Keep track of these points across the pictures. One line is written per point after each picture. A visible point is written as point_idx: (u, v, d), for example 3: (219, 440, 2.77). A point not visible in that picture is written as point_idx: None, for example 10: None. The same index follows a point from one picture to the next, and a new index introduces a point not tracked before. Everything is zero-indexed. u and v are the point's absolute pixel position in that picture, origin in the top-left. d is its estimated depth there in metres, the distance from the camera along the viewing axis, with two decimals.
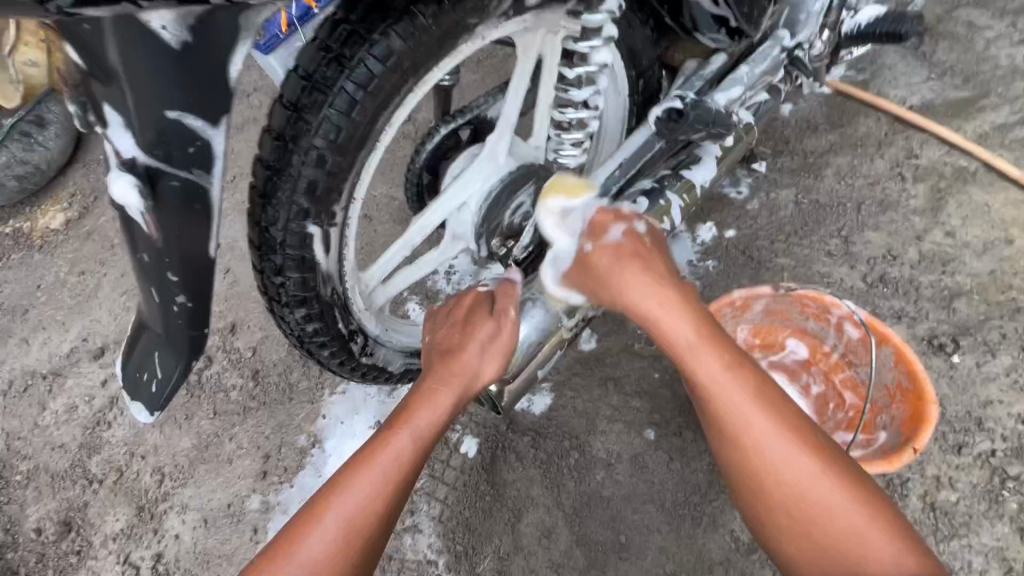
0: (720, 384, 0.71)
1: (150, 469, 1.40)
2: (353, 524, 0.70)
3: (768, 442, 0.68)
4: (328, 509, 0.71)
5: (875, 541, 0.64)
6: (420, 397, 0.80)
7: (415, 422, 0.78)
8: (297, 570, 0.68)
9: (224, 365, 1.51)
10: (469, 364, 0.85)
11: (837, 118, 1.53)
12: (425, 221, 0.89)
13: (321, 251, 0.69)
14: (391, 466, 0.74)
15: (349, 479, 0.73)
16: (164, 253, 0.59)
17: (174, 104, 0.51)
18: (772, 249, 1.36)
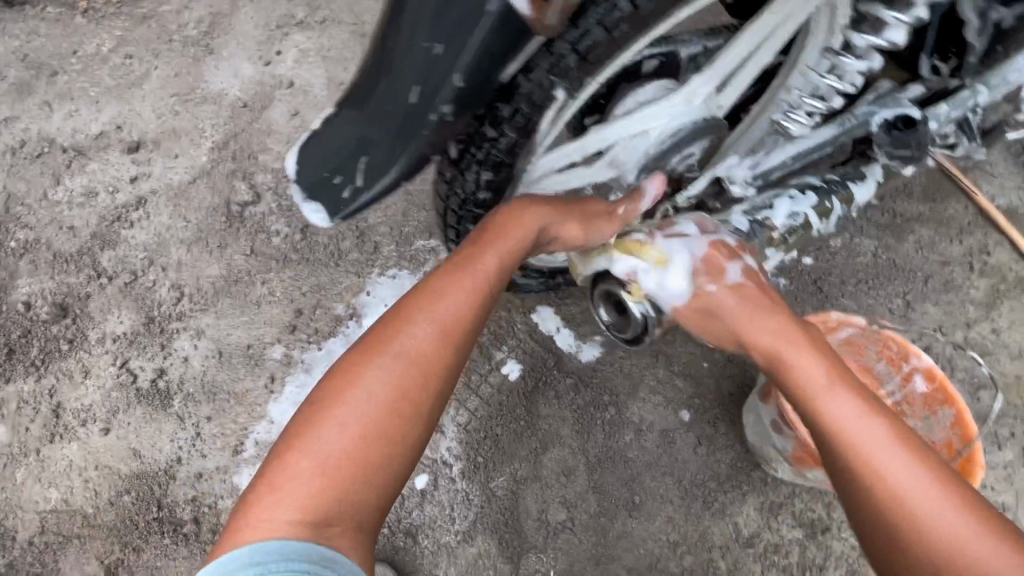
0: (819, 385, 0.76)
1: (168, 284, 1.31)
2: (413, 358, 0.73)
3: (857, 416, 0.72)
4: (388, 339, 0.73)
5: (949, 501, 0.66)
6: (473, 247, 0.82)
7: (473, 268, 0.80)
8: (388, 364, 0.71)
9: (273, 207, 1.42)
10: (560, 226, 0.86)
11: (931, 192, 1.58)
12: (605, 135, 0.84)
13: (546, 120, 0.64)
14: (450, 308, 0.76)
15: (437, 294, 0.77)
16: (463, 52, 0.53)
17: None
18: (841, 289, 1.41)
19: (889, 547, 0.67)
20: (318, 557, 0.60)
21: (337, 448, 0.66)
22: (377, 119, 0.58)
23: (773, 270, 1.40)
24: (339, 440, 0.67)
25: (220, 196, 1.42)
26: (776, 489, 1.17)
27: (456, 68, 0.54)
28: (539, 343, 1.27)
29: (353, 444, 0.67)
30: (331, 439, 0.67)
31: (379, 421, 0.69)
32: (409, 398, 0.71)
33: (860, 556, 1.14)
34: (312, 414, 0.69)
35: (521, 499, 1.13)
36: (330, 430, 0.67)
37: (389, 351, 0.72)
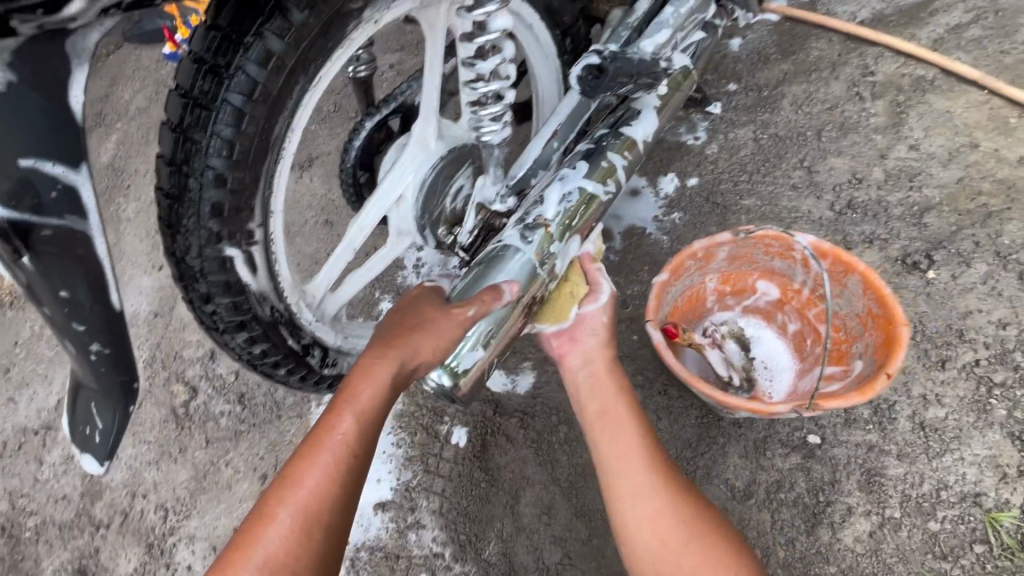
0: (632, 456, 0.75)
1: (153, 506, 1.40)
2: (277, 561, 0.64)
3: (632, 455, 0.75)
4: (251, 542, 0.65)
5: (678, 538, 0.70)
6: (327, 411, 0.71)
7: (331, 433, 0.69)
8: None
9: (210, 393, 1.51)
10: (400, 358, 0.71)
11: (787, 46, 1.48)
12: (363, 219, 0.85)
13: (246, 273, 0.67)
14: (305, 492, 0.66)
15: (296, 472, 0.67)
16: (71, 317, 0.51)
17: (27, 151, 0.43)
18: (737, 191, 1.33)
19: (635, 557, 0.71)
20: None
21: None
22: (91, 390, 0.59)
23: (662, 210, 1.35)
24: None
25: (164, 406, 1.51)
26: (753, 425, 1.11)
27: (67, 321, 0.51)
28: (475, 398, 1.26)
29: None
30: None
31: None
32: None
33: (869, 451, 1.05)
34: None
35: (515, 557, 1.11)
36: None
37: (251, 560, 0.64)
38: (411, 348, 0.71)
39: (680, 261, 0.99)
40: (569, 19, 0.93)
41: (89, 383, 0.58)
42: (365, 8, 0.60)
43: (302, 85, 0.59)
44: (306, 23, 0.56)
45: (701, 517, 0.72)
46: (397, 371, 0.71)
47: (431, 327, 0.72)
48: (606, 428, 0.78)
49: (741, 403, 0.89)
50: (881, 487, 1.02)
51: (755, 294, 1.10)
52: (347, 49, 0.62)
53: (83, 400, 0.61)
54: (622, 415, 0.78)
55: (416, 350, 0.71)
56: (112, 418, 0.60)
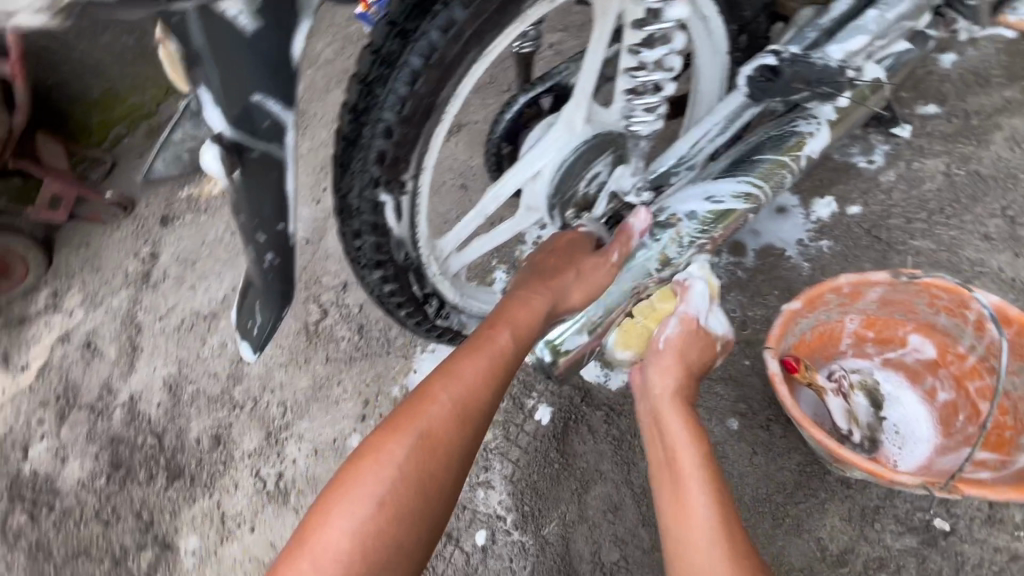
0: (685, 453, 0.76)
1: (277, 402, 1.63)
2: (432, 448, 0.67)
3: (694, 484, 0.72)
4: (407, 419, 0.68)
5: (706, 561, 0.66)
6: (485, 324, 0.76)
7: (490, 341, 0.73)
8: (407, 445, 0.66)
9: (336, 318, 1.70)
10: (557, 295, 0.78)
11: (1016, 70, 1.24)
12: (499, 189, 0.90)
13: (392, 219, 0.74)
14: (466, 387, 0.70)
15: (458, 365, 0.71)
16: (255, 228, 0.60)
17: (259, 88, 0.50)
18: (908, 229, 1.17)
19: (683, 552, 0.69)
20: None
21: (354, 525, 0.63)
22: (257, 290, 0.70)
23: (809, 234, 1.22)
24: (358, 531, 0.63)
25: (300, 320, 1.73)
26: (865, 490, 0.99)
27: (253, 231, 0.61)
28: (566, 381, 1.28)
29: (368, 533, 0.63)
30: (341, 535, 0.63)
31: (393, 515, 0.64)
32: (416, 499, 0.66)
33: (1008, 560, 0.91)
34: (334, 485, 0.67)
35: (572, 543, 1.13)
36: (345, 517, 0.63)
37: (409, 432, 0.67)
38: (565, 287, 0.79)
39: (817, 291, 0.90)
40: (750, 15, 0.88)
41: (256, 284, 0.69)
42: None
43: (472, 55, 0.63)
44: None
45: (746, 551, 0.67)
46: (552, 308, 0.78)
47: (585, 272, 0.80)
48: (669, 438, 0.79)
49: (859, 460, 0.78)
50: None
51: (904, 347, 0.96)
52: (520, 26, 0.65)
53: (246, 295, 0.73)
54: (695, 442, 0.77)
55: (569, 290, 0.79)
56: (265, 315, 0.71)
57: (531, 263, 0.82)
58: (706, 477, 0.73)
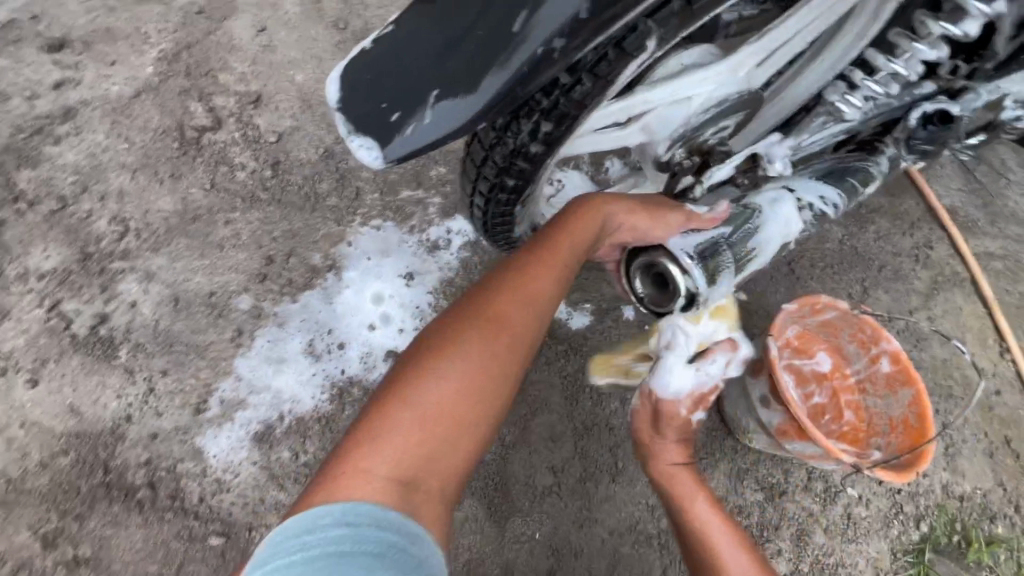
0: (684, 488, 0.99)
1: (108, 216, 1.12)
2: (503, 336, 0.74)
3: (697, 504, 0.98)
4: (486, 310, 0.75)
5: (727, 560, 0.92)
6: (547, 236, 0.84)
7: (551, 265, 0.81)
8: (481, 336, 0.73)
9: (234, 138, 1.24)
10: (609, 222, 0.86)
11: (890, 187, 1.67)
12: (653, 95, 0.79)
13: (625, 73, 0.59)
14: (535, 288, 0.78)
15: (530, 268, 0.79)
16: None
17: None
18: (809, 272, 1.49)
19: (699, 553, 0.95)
20: (405, 529, 0.59)
21: (437, 398, 0.68)
22: (460, 38, 0.49)
23: None
24: (438, 399, 0.68)
25: (171, 118, 1.22)
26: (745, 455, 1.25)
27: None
28: None
29: (449, 404, 0.68)
30: (426, 399, 0.67)
31: (465, 393, 0.69)
32: (491, 388, 0.70)
33: (808, 517, 1.26)
34: (408, 371, 0.70)
35: (509, 464, 1.11)
36: (433, 384, 0.68)
37: (484, 320, 0.74)
38: (613, 225, 0.86)
39: (798, 302, 1.11)
40: None
41: (473, 33, 0.49)
42: None
43: None
44: None
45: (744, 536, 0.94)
46: (600, 234, 0.86)
47: (649, 219, 0.84)
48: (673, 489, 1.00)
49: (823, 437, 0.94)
50: (805, 544, 1.24)
51: (810, 360, 1.23)
52: None
53: (416, 18, 0.51)
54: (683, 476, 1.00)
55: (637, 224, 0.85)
56: (450, 71, 0.50)
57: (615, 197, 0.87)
58: (704, 492, 0.99)
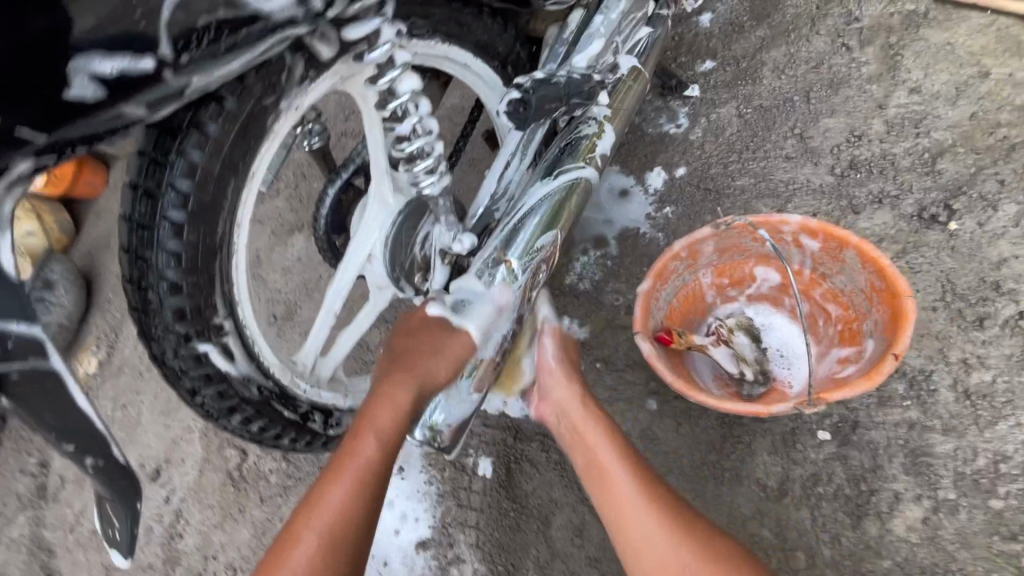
0: (603, 467, 0.79)
1: (222, 567, 1.42)
2: (368, 479, 0.67)
3: (615, 473, 0.78)
4: (342, 460, 0.67)
5: (656, 556, 0.72)
6: (385, 372, 0.74)
7: (396, 381, 0.72)
8: (342, 496, 0.66)
9: (256, 454, 1.51)
10: (425, 386, 0.73)
11: (760, 9, 1.39)
12: (339, 283, 0.89)
13: (226, 362, 0.71)
14: (391, 418, 0.70)
15: (374, 402, 0.71)
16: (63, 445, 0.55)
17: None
18: (729, 172, 1.27)
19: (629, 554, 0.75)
20: None
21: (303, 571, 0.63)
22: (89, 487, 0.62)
23: (653, 206, 1.31)
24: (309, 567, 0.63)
25: None
26: (778, 418, 1.03)
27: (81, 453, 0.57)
28: (495, 425, 1.26)
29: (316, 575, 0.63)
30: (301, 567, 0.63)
31: (335, 558, 0.64)
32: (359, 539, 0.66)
33: (911, 430, 0.96)
34: (277, 545, 0.65)
35: None
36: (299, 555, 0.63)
37: (345, 474, 0.67)
38: (430, 380, 0.73)
39: (661, 265, 0.96)
40: (505, 49, 0.92)
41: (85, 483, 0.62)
42: (281, 99, 0.63)
43: (236, 184, 0.63)
44: (224, 129, 0.59)
45: (695, 538, 0.73)
46: (419, 394, 0.72)
47: (451, 351, 0.74)
48: (602, 476, 0.79)
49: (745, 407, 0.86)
50: (930, 468, 0.94)
51: (756, 282, 1.05)
52: (272, 143, 0.66)
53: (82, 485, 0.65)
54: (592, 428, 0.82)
55: (434, 370, 0.73)
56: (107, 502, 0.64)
57: (393, 342, 0.76)
58: (620, 466, 0.78)
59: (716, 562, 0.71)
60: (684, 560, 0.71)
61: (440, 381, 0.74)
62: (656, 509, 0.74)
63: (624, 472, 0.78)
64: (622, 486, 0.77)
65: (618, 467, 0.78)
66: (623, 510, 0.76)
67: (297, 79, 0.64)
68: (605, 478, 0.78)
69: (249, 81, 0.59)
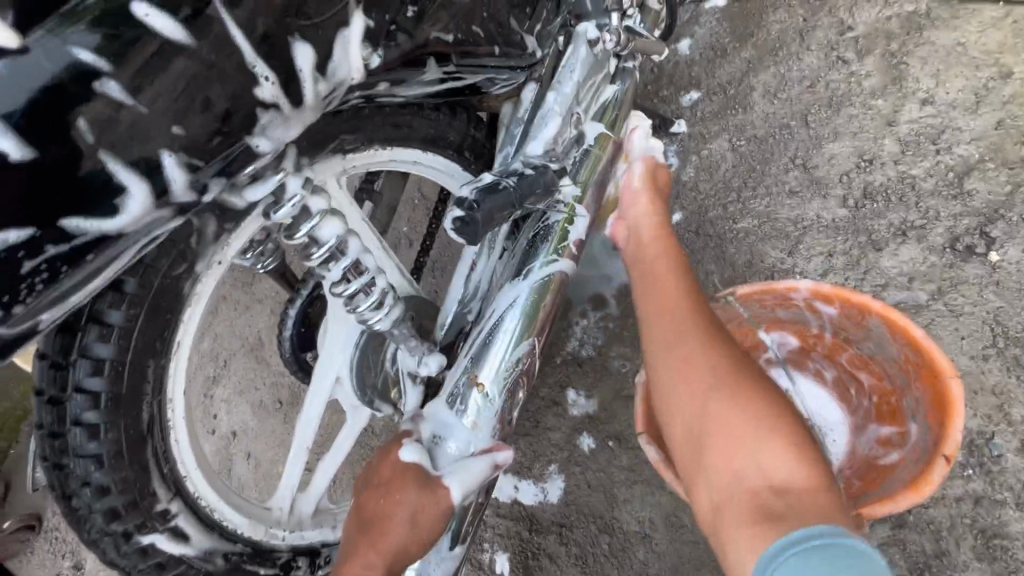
0: (668, 304, 0.76)
1: None
2: None
3: (682, 345, 0.71)
4: None
5: (713, 405, 0.65)
6: (353, 544, 0.68)
7: (363, 555, 0.67)
8: None
9: None
10: (396, 558, 0.67)
11: (742, 29, 1.28)
12: (308, 415, 0.83)
13: (181, 545, 0.65)
14: None
15: None
16: None
17: None
18: (729, 213, 1.16)
19: (656, 383, 0.73)
20: None
21: None
22: None
23: None
24: None
25: None
26: None
27: None
28: (507, 515, 1.17)
29: None
30: None
31: None
32: None
33: (977, 506, 0.83)
34: None
35: None
36: None
37: None
38: (401, 551, 0.67)
39: None
40: (457, 137, 0.85)
41: None
42: (195, 265, 0.57)
43: (157, 364, 0.57)
44: (129, 316, 0.53)
45: (758, 389, 0.65)
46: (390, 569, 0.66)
47: (419, 516, 0.67)
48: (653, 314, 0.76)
49: None
50: (1005, 550, 0.81)
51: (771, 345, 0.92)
52: (198, 308, 0.59)
53: None
54: (668, 272, 0.79)
55: (403, 541, 0.67)
56: None
57: (360, 504, 0.71)
58: (690, 331, 0.72)
59: (790, 441, 0.61)
60: (719, 394, 0.66)
61: (414, 549, 0.68)
62: (727, 369, 0.67)
63: (706, 352, 0.69)
64: (676, 312, 0.74)
65: (687, 338, 0.71)
66: (672, 342, 0.72)
67: (210, 239, 0.57)
68: (663, 311, 0.75)
69: (150, 258, 0.54)
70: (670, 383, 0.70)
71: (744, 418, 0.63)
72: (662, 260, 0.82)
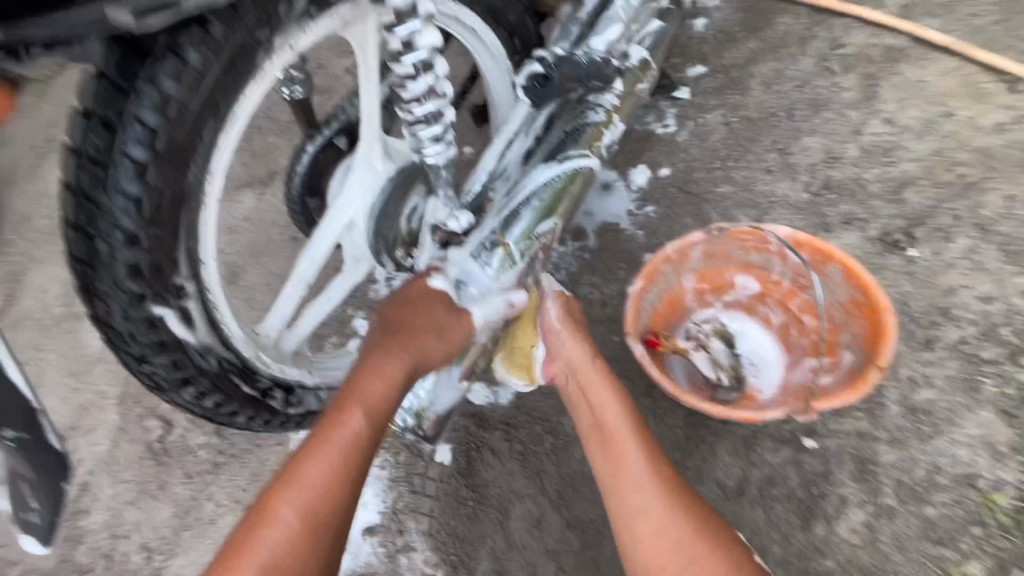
0: (617, 455, 0.73)
1: (136, 548, 1.22)
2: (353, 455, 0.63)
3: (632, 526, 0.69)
4: (327, 436, 0.63)
5: (693, 570, 0.65)
6: (376, 348, 0.70)
7: (390, 353, 0.69)
8: (325, 475, 0.61)
9: (188, 426, 1.32)
10: (421, 363, 0.70)
11: (754, 22, 1.41)
12: (313, 252, 0.80)
13: (184, 331, 0.62)
14: (383, 391, 0.66)
15: (361, 376, 0.67)
16: None
17: None
18: (712, 177, 1.29)
19: (640, 552, 0.68)
20: None
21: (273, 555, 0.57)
22: None
23: (635, 203, 1.30)
24: (282, 548, 0.57)
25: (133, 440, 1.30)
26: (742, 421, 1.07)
27: None
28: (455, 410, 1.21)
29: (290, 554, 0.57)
30: (275, 538, 0.57)
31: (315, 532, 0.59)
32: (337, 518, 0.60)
33: (860, 439, 1.02)
34: (238, 536, 0.58)
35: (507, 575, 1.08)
36: (273, 532, 0.57)
37: (331, 450, 0.62)
38: (426, 359, 0.71)
39: (652, 262, 0.96)
40: (514, 19, 0.87)
41: None
42: (276, 33, 0.55)
43: (213, 127, 0.54)
44: (205, 59, 0.51)
45: (724, 535, 0.67)
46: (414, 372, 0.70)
47: (448, 329, 0.72)
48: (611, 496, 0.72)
49: (732, 411, 0.87)
50: (874, 474, 1.00)
51: (735, 290, 1.05)
52: (263, 84, 0.57)
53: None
54: (613, 400, 0.77)
55: (430, 350, 0.71)
56: None
57: (384, 318, 0.73)
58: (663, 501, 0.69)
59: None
60: (696, 558, 0.65)
61: (436, 360, 0.72)
62: (672, 509, 0.68)
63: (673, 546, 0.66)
64: (631, 474, 0.71)
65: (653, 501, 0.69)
66: (645, 542, 0.68)
67: (298, 10, 0.56)
68: (628, 493, 0.71)
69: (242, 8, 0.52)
70: (635, 550, 0.69)
71: (713, 569, 0.64)
72: (607, 399, 0.77)
